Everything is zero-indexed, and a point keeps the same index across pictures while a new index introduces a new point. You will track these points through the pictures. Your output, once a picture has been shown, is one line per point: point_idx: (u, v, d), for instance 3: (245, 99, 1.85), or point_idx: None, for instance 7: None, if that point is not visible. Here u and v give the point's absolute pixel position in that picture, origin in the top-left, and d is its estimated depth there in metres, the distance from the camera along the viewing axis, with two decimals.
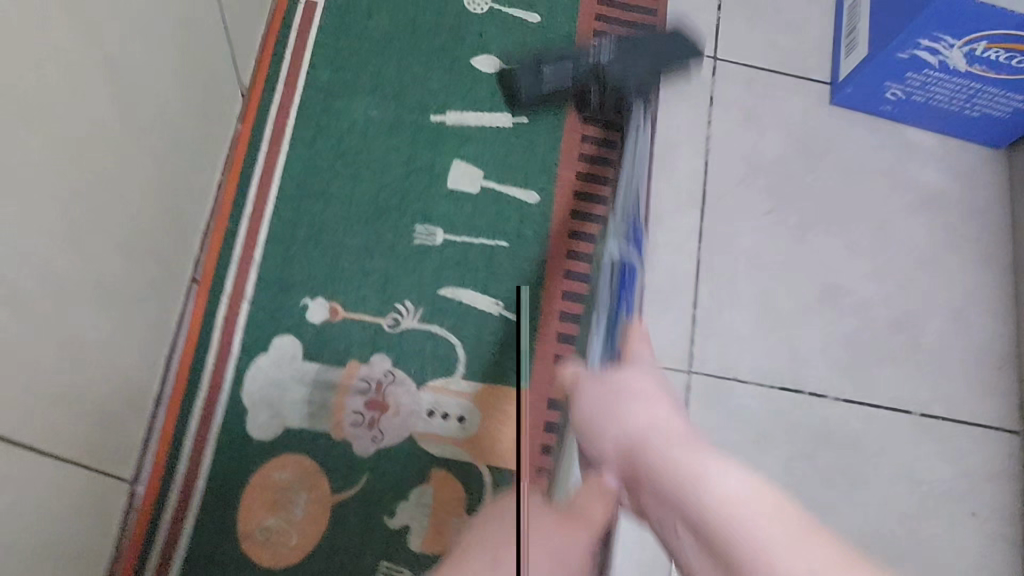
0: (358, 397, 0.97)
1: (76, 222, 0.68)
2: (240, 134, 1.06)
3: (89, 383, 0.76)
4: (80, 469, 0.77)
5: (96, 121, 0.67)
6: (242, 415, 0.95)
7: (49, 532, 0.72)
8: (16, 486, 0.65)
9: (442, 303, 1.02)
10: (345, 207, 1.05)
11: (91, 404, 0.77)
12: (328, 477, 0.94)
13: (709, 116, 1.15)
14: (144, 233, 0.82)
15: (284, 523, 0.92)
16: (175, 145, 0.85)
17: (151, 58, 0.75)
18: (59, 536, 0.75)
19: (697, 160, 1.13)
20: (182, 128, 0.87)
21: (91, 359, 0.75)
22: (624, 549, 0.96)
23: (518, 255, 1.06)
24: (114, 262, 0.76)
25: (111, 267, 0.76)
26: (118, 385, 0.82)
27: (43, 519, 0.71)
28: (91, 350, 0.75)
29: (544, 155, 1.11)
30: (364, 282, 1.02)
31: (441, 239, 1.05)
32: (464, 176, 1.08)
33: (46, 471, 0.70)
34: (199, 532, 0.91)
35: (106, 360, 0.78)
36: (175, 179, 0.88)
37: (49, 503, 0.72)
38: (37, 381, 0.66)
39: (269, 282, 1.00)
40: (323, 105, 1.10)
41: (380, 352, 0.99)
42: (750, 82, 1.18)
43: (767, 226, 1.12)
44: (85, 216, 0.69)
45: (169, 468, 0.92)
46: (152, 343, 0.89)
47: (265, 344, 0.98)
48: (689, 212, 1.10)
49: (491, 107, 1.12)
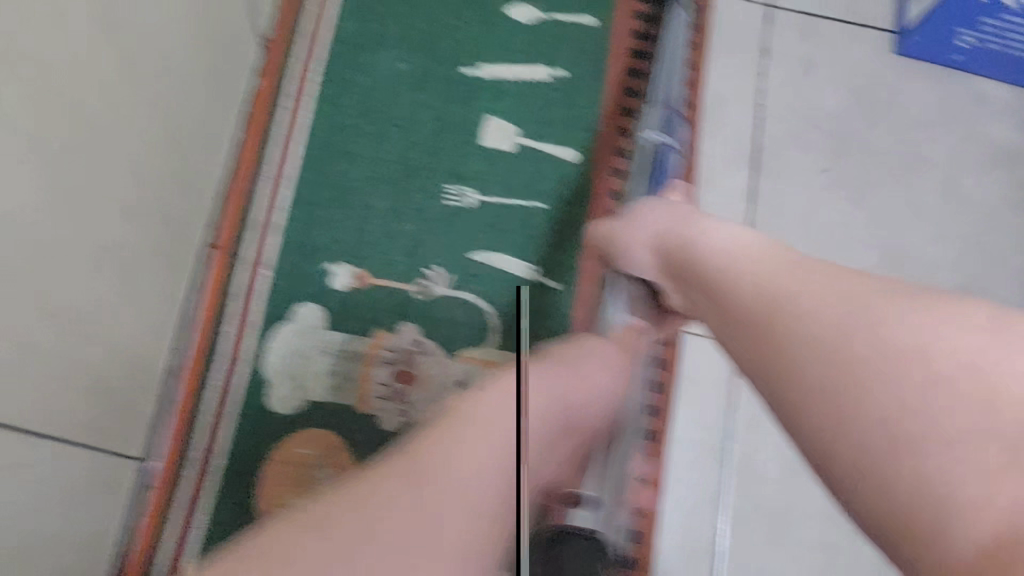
0: (385, 368, 0.91)
1: (72, 180, 0.62)
2: (261, 90, 1.00)
3: (94, 357, 0.70)
4: (87, 448, 0.72)
5: (90, 69, 0.61)
6: (263, 388, 0.90)
7: (54, 516, 0.67)
8: (12, 470, 0.60)
9: (474, 269, 0.96)
10: (371, 166, 0.99)
11: (97, 378, 0.71)
12: (353, 453, 0.88)
13: (762, 67, 1.06)
14: (153, 194, 0.76)
15: (308, 501, 0.86)
16: (184, 99, 0.79)
17: (152, 1, 0.68)
18: (66, 519, 0.70)
19: (749, 115, 1.04)
20: (193, 80, 0.80)
21: (95, 331, 0.69)
22: (670, 533, 0.90)
23: (556, 218, 0.99)
24: (119, 226, 0.71)
25: (115, 232, 0.70)
26: (131, 354, 0.77)
27: (47, 503, 0.66)
28: (96, 321, 0.69)
29: (584, 111, 1.03)
30: (391, 246, 0.96)
31: (474, 201, 0.98)
32: (497, 133, 1.01)
33: (47, 451, 0.65)
34: (218, 510, 0.86)
35: (113, 331, 0.73)
36: (187, 136, 0.81)
37: (53, 486, 0.67)
38: (32, 355, 0.60)
39: (291, 247, 0.95)
40: (347, 59, 1.03)
41: (409, 321, 0.93)
42: (807, 30, 1.09)
43: (824, 186, 1.03)
44: (82, 175, 0.63)
45: (188, 442, 0.87)
46: (167, 310, 0.84)
47: (288, 313, 0.92)
48: (740, 171, 1.02)
49: (527, 60, 1.05)
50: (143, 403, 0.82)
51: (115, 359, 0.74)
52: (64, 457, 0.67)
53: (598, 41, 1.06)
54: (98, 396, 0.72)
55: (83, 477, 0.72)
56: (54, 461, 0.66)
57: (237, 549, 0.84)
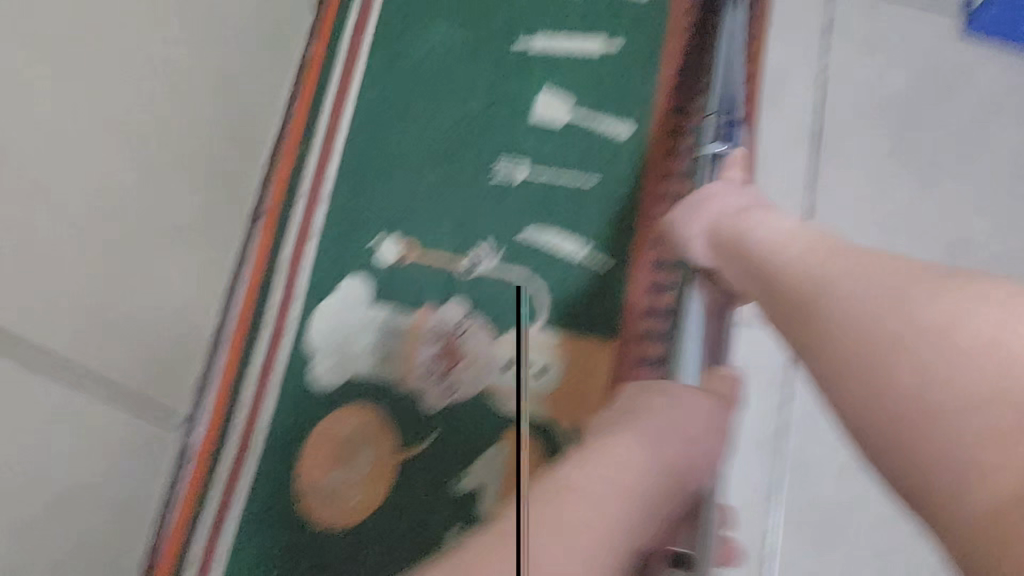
0: (430, 344, 0.87)
1: None
2: (311, 64, 1.01)
3: (104, 318, 0.67)
4: (99, 412, 0.69)
5: None
6: (304, 360, 0.88)
7: (61, 478, 0.65)
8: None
9: (522, 246, 0.93)
10: (420, 140, 0.97)
11: (109, 340, 0.69)
12: (395, 431, 0.85)
13: (829, 43, 1.02)
14: (173, 156, 0.74)
15: (347, 479, 0.83)
16: (207, 62, 0.77)
17: None
18: (79, 482, 0.68)
19: (814, 92, 1.00)
20: (221, 43, 0.79)
21: (107, 290, 0.67)
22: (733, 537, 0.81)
23: (609, 194, 0.95)
24: (136, 185, 0.68)
25: (130, 190, 0.68)
26: (161, 318, 0.76)
27: (52, 464, 0.64)
28: (110, 280, 0.67)
29: (640, 85, 0.99)
30: (437, 222, 0.94)
31: (524, 175, 0.96)
32: (549, 107, 0.98)
33: (47, 410, 0.62)
34: (255, 483, 0.84)
35: (128, 293, 0.70)
36: (215, 102, 0.80)
37: (58, 447, 0.64)
38: None
39: (338, 220, 0.94)
40: (397, 34, 1.02)
41: (454, 297, 0.90)
42: (877, 5, 1.03)
43: (893, 168, 0.98)
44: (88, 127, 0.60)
45: (229, 412, 0.86)
46: (202, 278, 0.83)
47: (331, 287, 0.91)
48: (804, 152, 0.98)
49: (583, 32, 1.01)
50: (178, 370, 0.82)
51: (137, 321, 0.72)
52: (77, 418, 0.66)
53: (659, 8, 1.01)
54: (116, 358, 0.70)
55: (104, 439, 0.70)
56: (68, 422, 0.65)
57: (273, 525, 0.82)
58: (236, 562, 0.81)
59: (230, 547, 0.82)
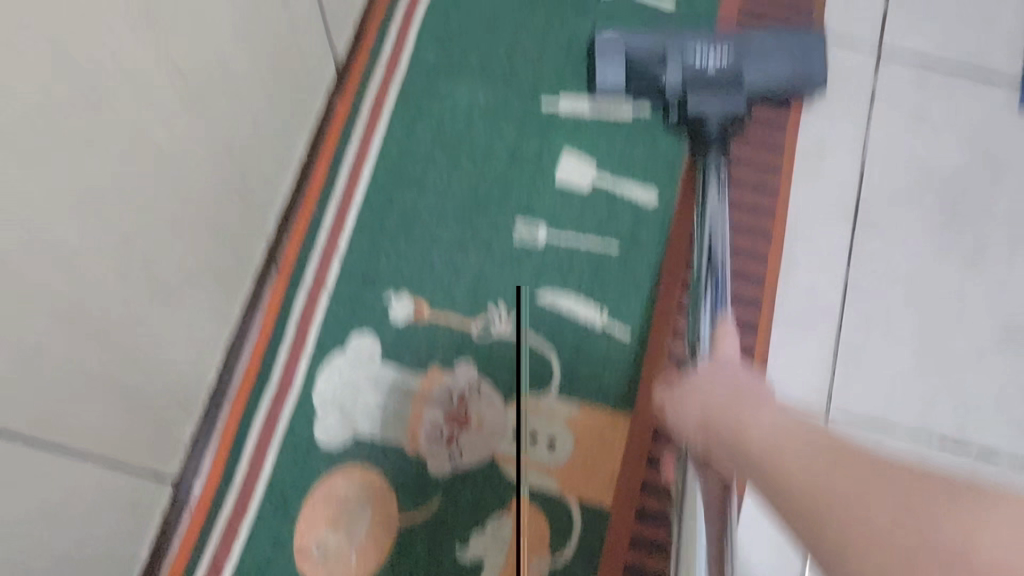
0: (437, 408, 0.87)
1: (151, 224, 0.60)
2: (336, 108, 0.98)
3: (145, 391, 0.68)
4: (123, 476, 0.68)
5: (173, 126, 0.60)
6: (309, 419, 0.86)
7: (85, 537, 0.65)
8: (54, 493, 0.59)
9: (540, 310, 0.91)
10: (440, 197, 0.95)
11: (142, 409, 0.69)
12: (396, 495, 0.84)
13: (871, 116, 1.01)
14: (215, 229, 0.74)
15: (344, 543, 0.82)
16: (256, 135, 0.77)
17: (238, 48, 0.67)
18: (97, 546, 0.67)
19: (853, 165, 0.99)
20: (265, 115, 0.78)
21: (149, 367, 0.67)
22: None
23: (629, 263, 0.93)
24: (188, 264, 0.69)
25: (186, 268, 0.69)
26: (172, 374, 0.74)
27: (87, 522, 0.65)
28: (151, 354, 0.67)
29: (667, 151, 0.98)
30: (453, 279, 0.92)
31: (544, 238, 0.94)
32: (574, 172, 0.96)
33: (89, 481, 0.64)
34: (249, 545, 0.82)
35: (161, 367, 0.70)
36: (251, 176, 0.79)
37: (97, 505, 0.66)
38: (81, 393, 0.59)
39: (353, 274, 0.91)
40: (426, 86, 0.99)
41: (466, 360, 0.89)
42: (925, 81, 1.03)
43: (928, 248, 0.97)
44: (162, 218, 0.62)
45: (229, 467, 0.84)
46: (218, 303, 0.80)
47: (342, 343, 0.89)
48: (840, 228, 0.97)
49: (611, 94, 0.99)
50: (183, 397, 0.78)
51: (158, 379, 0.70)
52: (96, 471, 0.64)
53: None
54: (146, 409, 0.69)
55: (127, 406, 0.66)
56: (102, 375, 0.61)
57: None
58: None
59: None
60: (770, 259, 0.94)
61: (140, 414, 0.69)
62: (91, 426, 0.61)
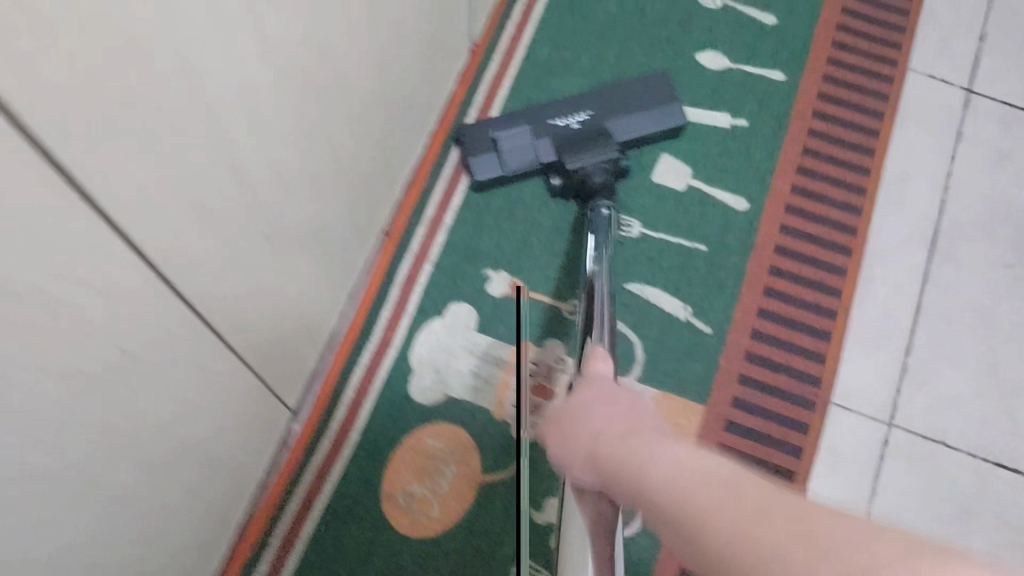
0: (526, 378, 0.92)
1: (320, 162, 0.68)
2: (454, 94, 1.04)
3: (288, 319, 0.75)
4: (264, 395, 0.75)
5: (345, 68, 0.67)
6: (406, 377, 0.92)
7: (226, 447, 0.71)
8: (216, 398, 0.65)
9: (627, 298, 0.96)
10: (543, 184, 1.01)
11: (285, 336, 0.75)
12: (480, 454, 0.89)
13: (954, 152, 1.07)
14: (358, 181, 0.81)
15: (429, 494, 0.87)
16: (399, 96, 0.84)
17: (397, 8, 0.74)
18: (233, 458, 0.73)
19: (932, 197, 1.04)
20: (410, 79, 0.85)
21: (293, 300, 0.74)
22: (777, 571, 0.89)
23: (716, 264, 0.98)
24: (331, 204, 0.76)
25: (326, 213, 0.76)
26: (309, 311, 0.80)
27: (229, 435, 0.71)
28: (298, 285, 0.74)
29: (759, 164, 1.03)
30: (549, 261, 0.98)
31: (638, 232, 0.99)
32: (669, 174, 1.02)
33: (240, 394, 0.69)
34: (341, 485, 0.88)
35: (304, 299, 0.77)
36: (389, 138, 0.86)
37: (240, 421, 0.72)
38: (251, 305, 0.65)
39: (456, 248, 0.98)
40: (535, 81, 1.05)
41: (555, 338, 0.94)
42: (1005, 124, 1.09)
43: (999, 279, 1.01)
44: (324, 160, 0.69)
45: (329, 410, 0.90)
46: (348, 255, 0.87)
47: (441, 310, 0.95)
48: (915, 253, 1.02)
49: (710, 106, 1.05)
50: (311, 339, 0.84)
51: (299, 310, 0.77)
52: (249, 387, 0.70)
53: (786, 96, 1.06)
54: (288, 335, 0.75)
55: (275, 325, 0.72)
56: (262, 298, 0.67)
57: (353, 524, 0.86)
58: (315, 551, 0.85)
59: (311, 535, 0.86)
60: (845, 277, 0.99)
61: (284, 342, 0.75)
62: (251, 343, 0.67)
